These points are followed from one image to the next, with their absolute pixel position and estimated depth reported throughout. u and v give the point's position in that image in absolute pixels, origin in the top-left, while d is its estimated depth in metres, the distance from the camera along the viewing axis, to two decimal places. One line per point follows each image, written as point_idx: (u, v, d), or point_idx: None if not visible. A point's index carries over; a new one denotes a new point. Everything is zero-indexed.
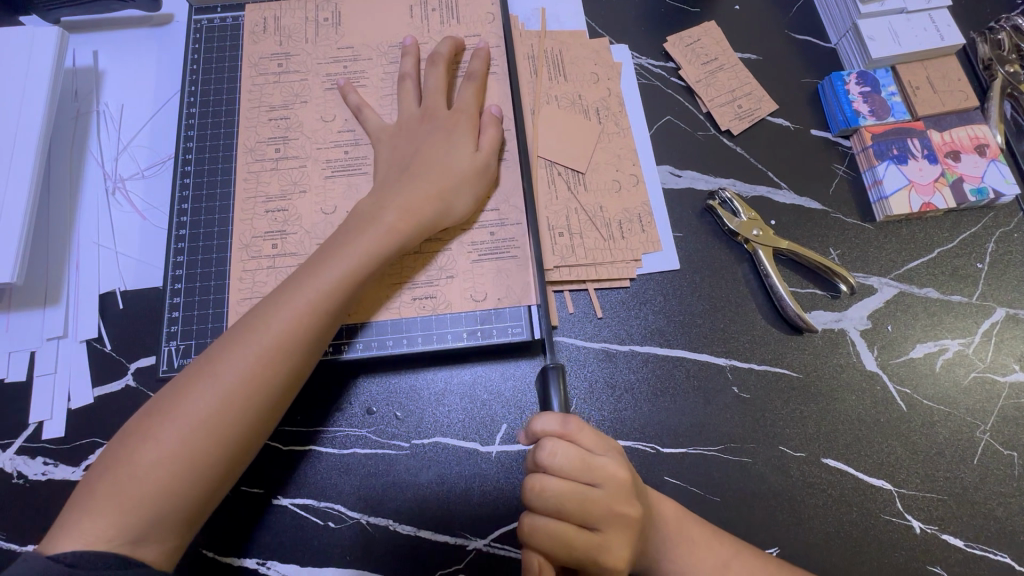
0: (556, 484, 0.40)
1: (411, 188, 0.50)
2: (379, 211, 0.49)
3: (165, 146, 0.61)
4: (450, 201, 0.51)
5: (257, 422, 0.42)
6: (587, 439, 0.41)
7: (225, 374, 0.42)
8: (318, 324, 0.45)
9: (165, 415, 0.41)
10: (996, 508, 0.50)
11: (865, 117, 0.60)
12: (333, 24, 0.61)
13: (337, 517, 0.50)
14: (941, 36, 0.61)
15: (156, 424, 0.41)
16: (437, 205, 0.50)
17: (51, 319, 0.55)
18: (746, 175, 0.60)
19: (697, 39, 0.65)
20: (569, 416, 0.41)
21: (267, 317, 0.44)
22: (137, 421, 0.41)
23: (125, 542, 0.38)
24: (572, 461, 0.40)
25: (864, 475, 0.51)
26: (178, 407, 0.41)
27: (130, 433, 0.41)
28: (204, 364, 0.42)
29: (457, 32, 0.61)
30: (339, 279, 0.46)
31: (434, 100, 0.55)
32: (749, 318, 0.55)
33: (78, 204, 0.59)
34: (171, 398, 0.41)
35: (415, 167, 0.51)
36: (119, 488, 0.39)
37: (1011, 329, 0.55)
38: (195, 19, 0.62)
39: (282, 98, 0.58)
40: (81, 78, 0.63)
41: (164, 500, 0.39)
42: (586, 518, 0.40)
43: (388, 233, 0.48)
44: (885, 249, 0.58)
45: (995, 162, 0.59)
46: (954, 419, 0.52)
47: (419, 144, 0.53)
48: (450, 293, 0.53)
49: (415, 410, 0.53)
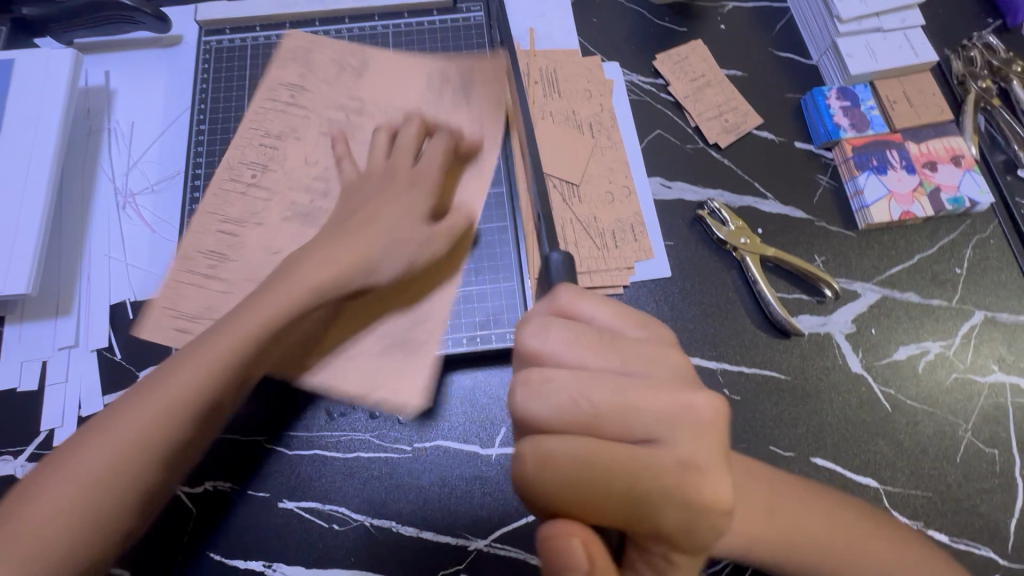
0: (561, 403, 0.31)
1: (335, 244, 0.47)
2: (300, 263, 0.46)
3: (174, 162, 0.63)
4: (377, 262, 0.48)
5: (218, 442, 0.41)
6: (598, 319, 0.34)
7: (124, 427, 0.38)
8: (232, 373, 0.41)
9: (59, 468, 0.37)
10: (980, 504, 0.52)
11: (845, 130, 0.63)
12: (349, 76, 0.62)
13: (342, 519, 0.51)
14: (916, 53, 0.65)
15: (49, 477, 0.37)
16: (362, 266, 0.47)
17: (63, 329, 0.56)
18: (734, 186, 0.63)
19: (685, 57, 0.68)
20: (559, 295, 0.35)
21: (178, 364, 0.41)
22: (84, 430, 0.39)
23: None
24: (577, 351, 0.32)
25: (852, 474, 0.53)
26: (74, 459, 0.37)
27: (25, 484, 0.38)
28: (107, 414, 0.39)
29: (455, 105, 0.60)
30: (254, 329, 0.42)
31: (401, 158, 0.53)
32: (739, 322, 0.58)
33: (90, 218, 0.61)
34: (69, 449, 0.38)
35: (353, 223, 0.48)
36: (61, 506, 0.36)
37: (989, 331, 0.58)
38: (205, 40, 0.64)
39: (280, 126, 0.60)
40: (93, 97, 0.66)
41: (49, 564, 0.36)
42: (631, 421, 0.31)
43: (309, 292, 0.44)
44: (868, 255, 0.60)
45: (970, 172, 0.61)
46: (937, 418, 0.54)
47: (366, 197, 0.51)
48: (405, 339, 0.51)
49: (417, 414, 0.55)
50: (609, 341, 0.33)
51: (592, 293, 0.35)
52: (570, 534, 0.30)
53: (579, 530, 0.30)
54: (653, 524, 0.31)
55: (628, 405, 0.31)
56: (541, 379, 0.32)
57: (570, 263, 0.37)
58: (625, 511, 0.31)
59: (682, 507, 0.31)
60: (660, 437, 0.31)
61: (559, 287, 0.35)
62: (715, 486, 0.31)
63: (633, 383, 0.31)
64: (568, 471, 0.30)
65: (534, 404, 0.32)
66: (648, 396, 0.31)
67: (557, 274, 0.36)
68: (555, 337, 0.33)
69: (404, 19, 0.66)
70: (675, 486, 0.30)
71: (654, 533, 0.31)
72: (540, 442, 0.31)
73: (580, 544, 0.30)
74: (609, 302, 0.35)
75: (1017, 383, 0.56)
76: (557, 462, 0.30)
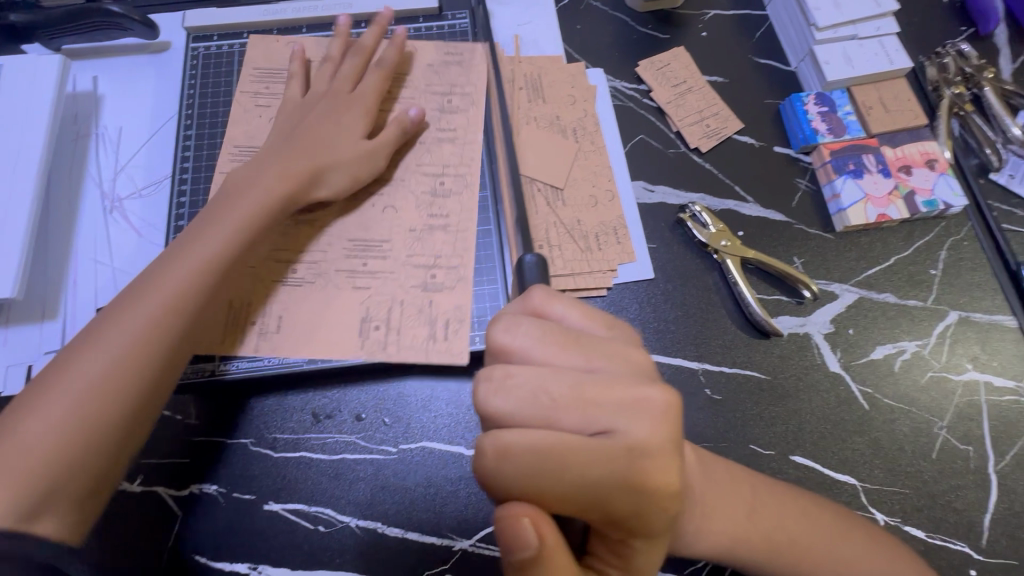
0: (522, 397, 0.32)
1: (289, 156, 0.53)
2: (257, 174, 0.52)
3: (161, 166, 0.64)
4: (324, 173, 0.54)
5: (162, 372, 0.45)
6: (567, 321, 0.35)
7: (114, 340, 0.43)
8: (210, 280, 0.47)
9: (51, 387, 0.41)
10: (954, 499, 0.53)
11: (823, 135, 0.64)
12: (419, 206, 0.58)
13: (328, 521, 0.52)
14: (891, 60, 0.66)
15: (43, 395, 0.41)
16: (309, 175, 0.53)
17: (49, 333, 0.56)
18: (715, 190, 0.64)
19: (668, 63, 0.70)
20: (530, 298, 0.36)
21: (155, 280, 0.46)
22: (37, 383, 0.42)
23: (20, 517, 0.38)
24: (543, 349, 0.33)
25: (830, 471, 0.54)
26: (48, 397, 0.41)
27: (14, 408, 0.41)
28: (88, 336, 0.44)
29: (411, 298, 0.55)
30: (225, 240, 0.49)
31: (340, 83, 0.59)
32: (720, 323, 0.59)
33: (77, 223, 0.61)
34: (58, 369, 0.42)
35: (302, 138, 0.55)
36: (19, 450, 0.39)
37: (964, 331, 0.59)
38: (193, 46, 0.65)
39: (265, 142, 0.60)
40: (81, 103, 0.66)
41: (62, 470, 0.40)
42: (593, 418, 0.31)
43: (268, 195, 0.51)
44: (846, 257, 0.62)
45: (944, 176, 0.63)
46: (913, 415, 0.56)
47: (307, 120, 0.56)
48: (299, 318, 0.54)
49: (403, 416, 0.55)
50: (575, 340, 0.33)
51: (562, 296, 0.36)
52: (521, 514, 0.30)
53: (530, 511, 0.31)
54: (606, 509, 0.31)
55: (585, 399, 0.31)
56: (504, 376, 0.33)
57: (543, 266, 0.42)
58: (577, 496, 0.31)
59: (634, 494, 0.31)
60: (614, 428, 0.31)
61: (533, 288, 0.36)
62: (665, 471, 0.31)
63: (591, 380, 0.32)
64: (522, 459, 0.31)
65: (497, 400, 0.32)
66: (603, 391, 0.31)
67: (531, 274, 0.42)
68: (522, 334, 0.34)
69: (390, 25, 0.67)
70: (626, 473, 0.31)
71: (608, 519, 0.32)
72: (498, 435, 0.32)
73: (531, 524, 0.30)
74: (579, 303, 0.36)
75: (991, 381, 0.57)
76: (512, 450, 0.31)
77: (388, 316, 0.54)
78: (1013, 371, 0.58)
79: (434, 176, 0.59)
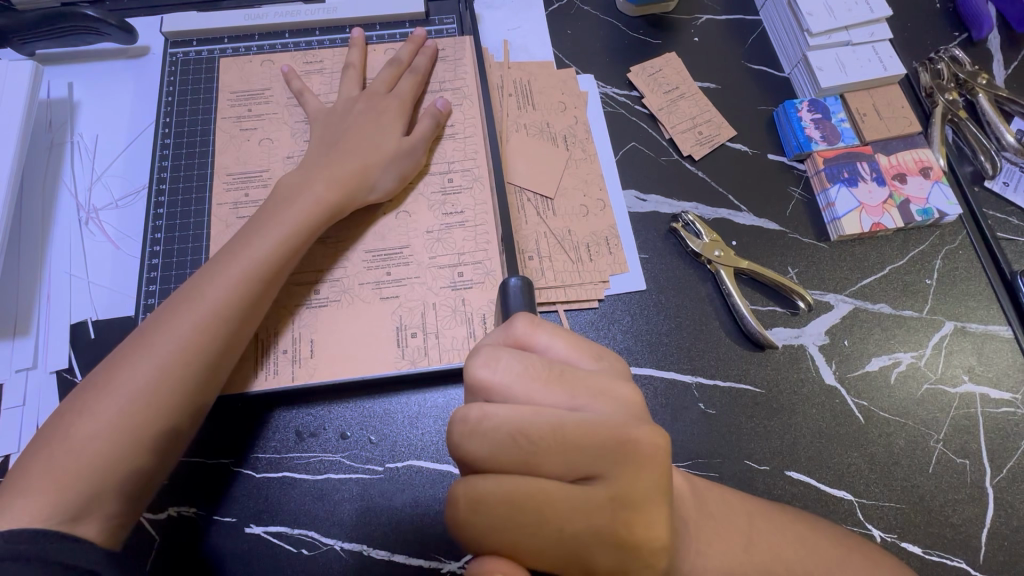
0: (498, 443, 0.31)
1: (338, 162, 0.53)
2: (309, 180, 0.52)
3: (140, 176, 0.62)
4: (373, 177, 0.54)
5: (194, 390, 0.44)
6: (551, 353, 0.34)
7: (160, 347, 0.44)
8: (253, 287, 0.47)
9: (99, 391, 0.42)
10: (951, 514, 0.52)
11: (817, 142, 0.63)
12: (432, 206, 0.57)
13: (312, 543, 0.50)
14: (884, 67, 0.66)
15: (91, 399, 0.42)
16: (359, 180, 0.53)
17: (20, 350, 0.54)
18: (708, 199, 0.63)
19: (659, 69, 0.69)
20: (512, 326, 0.34)
21: (201, 287, 0.46)
22: (72, 400, 0.42)
23: (63, 520, 0.38)
24: (524, 385, 0.32)
25: (827, 487, 0.53)
26: (82, 413, 0.41)
27: (65, 410, 0.42)
28: (136, 341, 0.44)
29: (442, 299, 0.54)
30: (269, 249, 0.48)
31: (376, 85, 0.59)
32: (714, 335, 0.58)
33: (52, 235, 0.59)
34: (106, 374, 0.43)
35: (346, 142, 0.55)
36: (53, 465, 0.39)
37: (959, 342, 0.58)
38: (171, 52, 0.63)
39: (247, 155, 0.59)
40: (55, 110, 0.64)
41: (104, 474, 0.40)
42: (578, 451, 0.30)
43: (317, 204, 0.51)
44: (840, 267, 0.61)
45: (938, 184, 0.62)
46: (909, 429, 0.55)
47: (348, 125, 0.56)
48: (327, 324, 0.53)
49: (389, 432, 0.53)
50: (557, 376, 0.32)
51: (547, 324, 0.34)
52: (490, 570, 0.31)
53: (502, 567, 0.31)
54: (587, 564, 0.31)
55: (565, 442, 0.30)
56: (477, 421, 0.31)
57: (529, 288, 0.40)
58: (553, 551, 0.31)
59: (613, 546, 0.31)
60: (596, 475, 0.31)
61: (517, 318, 0.34)
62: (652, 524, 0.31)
63: (573, 420, 0.30)
64: (496, 510, 0.31)
65: (470, 443, 0.32)
66: (586, 436, 0.30)
67: (515, 300, 0.40)
68: (502, 371, 0.32)
69: (375, 30, 0.65)
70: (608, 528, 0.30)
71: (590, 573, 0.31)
72: (472, 482, 0.31)
73: None
74: (563, 332, 0.34)
75: (986, 392, 0.56)
76: (484, 501, 0.31)
77: (423, 321, 0.53)
78: (1008, 383, 0.57)
79: (441, 174, 0.58)
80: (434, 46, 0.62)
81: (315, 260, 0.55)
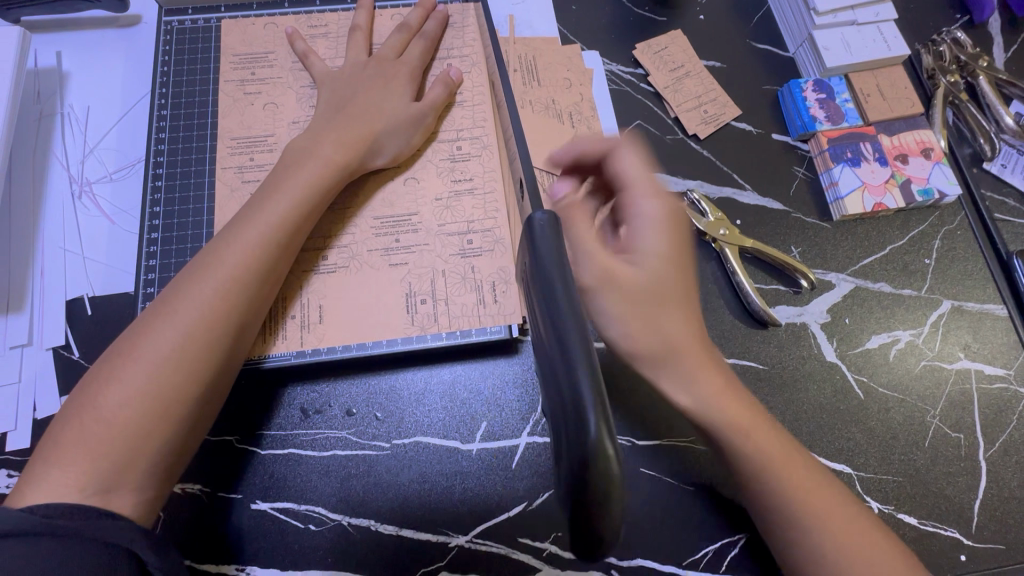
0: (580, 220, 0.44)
1: (344, 125, 0.52)
2: (316, 144, 0.51)
3: (134, 149, 0.60)
4: (381, 142, 0.53)
5: (218, 358, 0.43)
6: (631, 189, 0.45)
7: (183, 312, 0.43)
8: (270, 251, 0.47)
9: (125, 358, 0.41)
10: (946, 486, 0.54)
11: (821, 122, 0.63)
12: (440, 173, 0.56)
13: (318, 519, 0.50)
14: (888, 46, 0.66)
15: (118, 366, 0.41)
16: (368, 144, 0.52)
17: (15, 326, 0.53)
18: (712, 177, 0.63)
19: (665, 47, 0.68)
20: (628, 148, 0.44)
21: (220, 251, 0.45)
22: (98, 368, 0.42)
23: (95, 493, 0.38)
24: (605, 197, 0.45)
25: (827, 461, 0.54)
26: (110, 380, 0.41)
27: (94, 378, 0.41)
28: (158, 308, 0.43)
29: (452, 266, 0.54)
30: (283, 212, 0.48)
31: (385, 50, 0.58)
32: (717, 314, 0.58)
33: (44, 208, 0.57)
34: (130, 340, 0.42)
35: (354, 106, 0.53)
36: (87, 434, 0.39)
37: (956, 320, 0.59)
38: (166, 21, 0.61)
39: (246, 128, 0.57)
40: (44, 80, 0.62)
41: (133, 444, 0.40)
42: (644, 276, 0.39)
43: (327, 165, 0.50)
44: (843, 245, 0.61)
45: (939, 165, 0.62)
46: (907, 404, 0.56)
47: (356, 90, 0.55)
48: (332, 288, 0.52)
49: (395, 409, 0.53)
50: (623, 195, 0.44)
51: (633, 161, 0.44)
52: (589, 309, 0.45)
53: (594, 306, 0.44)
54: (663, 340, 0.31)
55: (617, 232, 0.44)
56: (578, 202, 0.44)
57: (557, 224, 0.32)
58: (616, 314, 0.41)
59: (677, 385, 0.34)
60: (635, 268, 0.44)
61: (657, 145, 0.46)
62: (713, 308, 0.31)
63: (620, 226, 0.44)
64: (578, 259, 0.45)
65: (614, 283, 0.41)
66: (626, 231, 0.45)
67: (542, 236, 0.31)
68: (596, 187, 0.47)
69: None
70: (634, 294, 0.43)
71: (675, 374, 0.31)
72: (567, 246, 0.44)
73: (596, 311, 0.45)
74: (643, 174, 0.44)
75: (981, 368, 0.58)
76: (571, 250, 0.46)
77: (432, 288, 0.53)
78: (1002, 359, 0.58)
79: (449, 142, 0.57)
80: (444, 11, 0.61)
81: (321, 232, 0.54)
